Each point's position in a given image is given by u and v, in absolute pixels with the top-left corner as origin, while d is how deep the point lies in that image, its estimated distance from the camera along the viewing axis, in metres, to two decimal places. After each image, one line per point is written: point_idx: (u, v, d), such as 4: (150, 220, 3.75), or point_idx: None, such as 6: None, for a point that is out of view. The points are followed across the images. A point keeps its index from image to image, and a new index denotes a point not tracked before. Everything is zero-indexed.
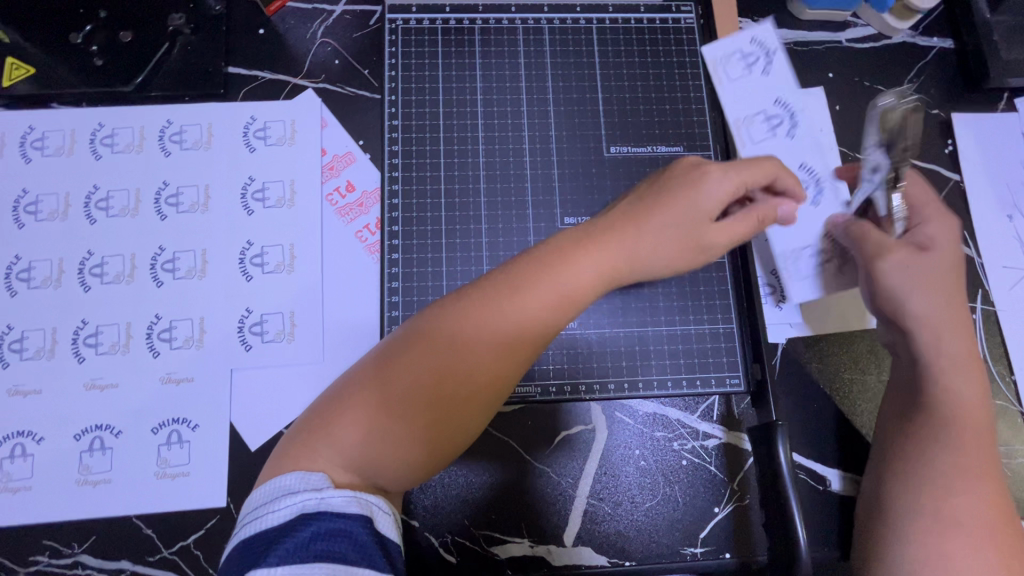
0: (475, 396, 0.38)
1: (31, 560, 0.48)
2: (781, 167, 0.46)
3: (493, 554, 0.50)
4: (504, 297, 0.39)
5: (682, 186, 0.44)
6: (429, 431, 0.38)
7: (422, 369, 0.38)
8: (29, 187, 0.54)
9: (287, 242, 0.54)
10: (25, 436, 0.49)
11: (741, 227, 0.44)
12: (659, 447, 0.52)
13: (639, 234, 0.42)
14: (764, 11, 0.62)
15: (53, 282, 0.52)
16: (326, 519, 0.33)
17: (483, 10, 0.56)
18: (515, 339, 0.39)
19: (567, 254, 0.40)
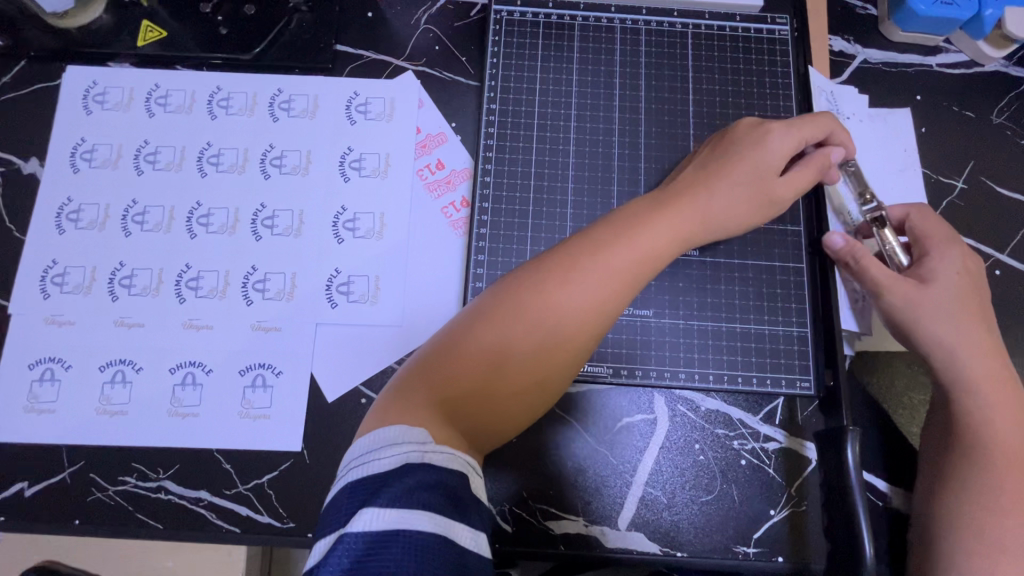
0: (560, 353, 0.40)
1: (119, 480, 0.51)
2: (834, 125, 0.50)
3: (548, 528, 0.51)
4: (582, 262, 0.41)
5: (746, 149, 0.47)
6: (516, 384, 0.40)
7: (511, 327, 0.40)
8: (150, 139, 0.59)
9: (379, 211, 0.57)
10: (125, 364, 0.53)
11: (806, 173, 0.48)
12: (719, 443, 0.52)
13: (706, 200, 0.45)
14: (855, 30, 0.63)
15: (164, 227, 0.56)
16: (429, 471, 0.34)
17: (584, 9, 0.59)
18: (596, 299, 0.40)
19: (642, 224, 0.42)
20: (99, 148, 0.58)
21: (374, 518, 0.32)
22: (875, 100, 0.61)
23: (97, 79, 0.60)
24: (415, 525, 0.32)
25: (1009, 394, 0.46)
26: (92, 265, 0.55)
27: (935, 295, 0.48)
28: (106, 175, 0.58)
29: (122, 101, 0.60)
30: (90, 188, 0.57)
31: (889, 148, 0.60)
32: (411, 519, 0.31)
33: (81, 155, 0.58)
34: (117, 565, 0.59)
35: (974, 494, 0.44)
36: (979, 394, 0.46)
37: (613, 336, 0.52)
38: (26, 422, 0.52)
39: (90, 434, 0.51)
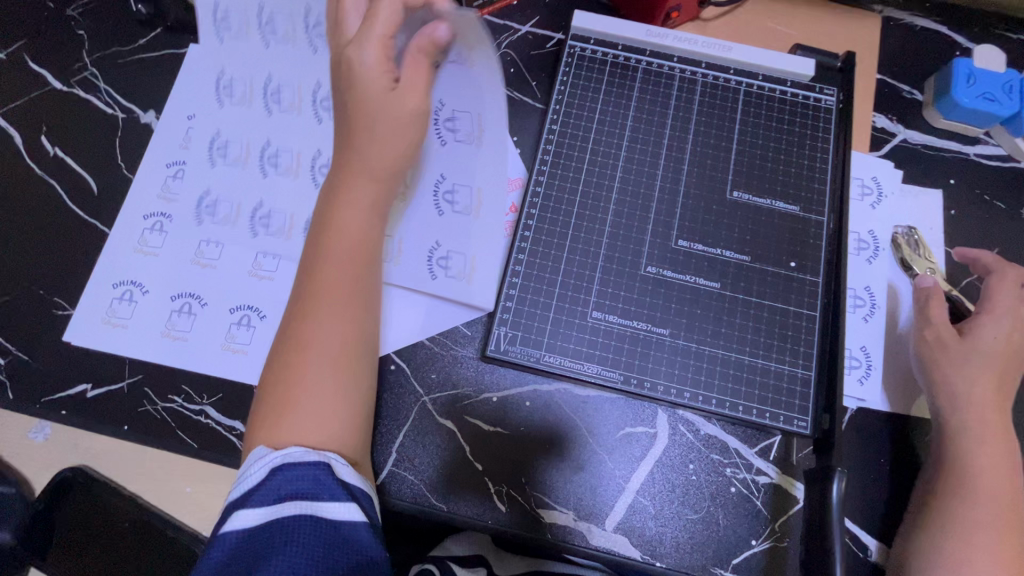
0: (353, 348, 0.47)
1: (168, 397, 0.57)
2: (348, 47, 0.52)
3: (538, 516, 0.55)
4: (308, 307, 0.47)
5: (369, 102, 0.51)
6: (330, 385, 0.45)
7: (292, 354, 0.46)
8: (273, 77, 0.67)
9: (476, 185, 0.61)
10: (193, 298, 0.60)
11: (374, 71, 0.51)
12: (712, 467, 0.56)
13: (373, 174, 0.51)
14: (899, 111, 0.68)
15: (294, 171, 0.64)
16: (288, 467, 0.41)
17: (649, 54, 0.64)
18: (341, 299, 0.48)
19: (332, 241, 0.49)
20: (237, 83, 0.67)
21: (241, 520, 0.40)
22: (909, 177, 0.65)
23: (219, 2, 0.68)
24: (284, 514, 0.40)
25: (1003, 451, 0.51)
26: (183, 207, 0.63)
27: (967, 349, 0.54)
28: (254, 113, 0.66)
29: (241, 30, 0.68)
30: (195, 141, 0.65)
31: (916, 221, 0.63)
32: (278, 510, 0.40)
33: (223, 90, 0.67)
34: (146, 479, 0.64)
35: (950, 525, 0.49)
36: (986, 451, 0.51)
37: (627, 347, 0.56)
38: (101, 333, 0.58)
39: (151, 353, 0.58)
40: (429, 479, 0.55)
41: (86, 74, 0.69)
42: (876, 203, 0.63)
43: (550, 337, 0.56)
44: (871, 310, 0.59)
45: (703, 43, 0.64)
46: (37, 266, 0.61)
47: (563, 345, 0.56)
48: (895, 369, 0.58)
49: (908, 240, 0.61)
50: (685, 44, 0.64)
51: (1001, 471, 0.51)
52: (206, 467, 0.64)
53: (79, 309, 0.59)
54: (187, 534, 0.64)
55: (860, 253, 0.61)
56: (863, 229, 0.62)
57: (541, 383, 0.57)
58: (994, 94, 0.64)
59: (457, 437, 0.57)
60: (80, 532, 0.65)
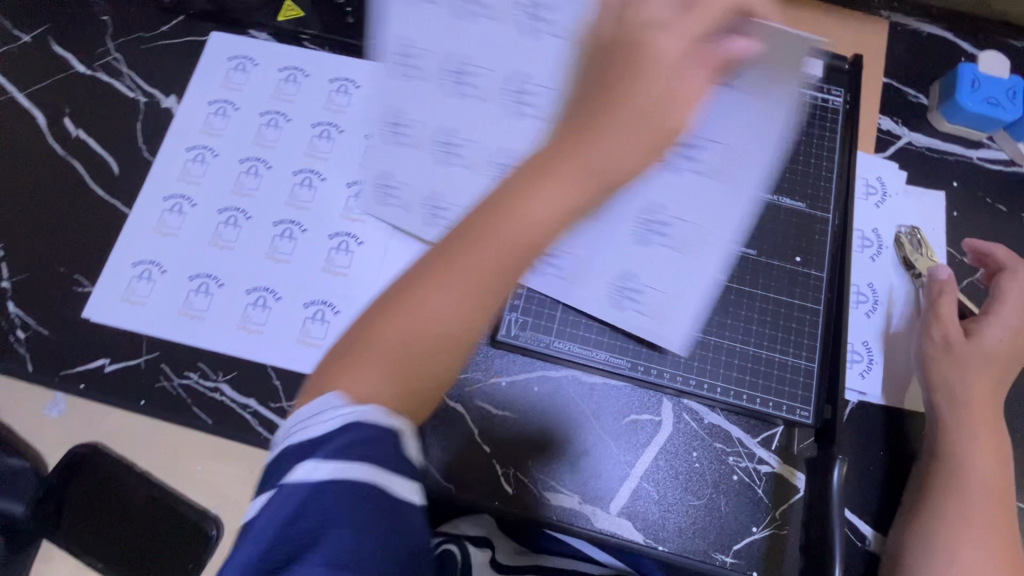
0: (444, 339, 0.41)
1: (184, 374, 0.58)
2: (649, 27, 0.43)
3: (545, 499, 0.56)
4: (444, 276, 0.41)
5: (647, 96, 0.43)
6: (431, 359, 0.41)
7: (413, 324, 0.40)
8: (418, 40, 0.59)
9: (695, 220, 0.56)
10: (210, 278, 0.61)
11: (650, 67, 0.43)
12: (714, 455, 0.57)
13: (600, 161, 0.41)
14: (904, 115, 0.69)
15: (422, 147, 0.61)
16: (366, 427, 0.37)
17: None
18: (487, 285, 0.40)
19: (508, 220, 0.40)
20: (419, 52, 0.59)
21: (310, 470, 0.35)
22: (913, 178, 0.67)
23: None
24: (355, 477, 0.35)
25: (995, 448, 0.53)
26: (202, 189, 0.64)
27: (971, 351, 0.55)
28: (415, 85, 0.60)
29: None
30: (217, 126, 0.66)
31: (919, 221, 0.64)
32: (346, 472, 0.35)
33: (367, 42, 0.60)
34: (157, 454, 0.66)
35: (941, 518, 0.51)
36: (980, 443, 0.53)
37: (635, 337, 0.58)
38: (120, 310, 0.60)
39: (169, 330, 0.59)
40: (439, 460, 0.57)
41: (110, 59, 0.70)
42: (880, 203, 0.64)
43: (560, 323, 0.58)
44: (874, 306, 0.61)
45: None
46: (58, 243, 0.62)
47: (573, 331, 0.58)
48: (896, 364, 0.59)
49: (910, 239, 0.63)
50: None
51: (992, 466, 0.52)
52: (218, 444, 0.66)
53: (99, 287, 0.60)
54: (196, 512, 0.65)
55: (864, 251, 0.63)
56: (867, 227, 0.64)
57: (549, 369, 0.59)
58: (997, 99, 0.65)
59: (466, 420, 0.58)
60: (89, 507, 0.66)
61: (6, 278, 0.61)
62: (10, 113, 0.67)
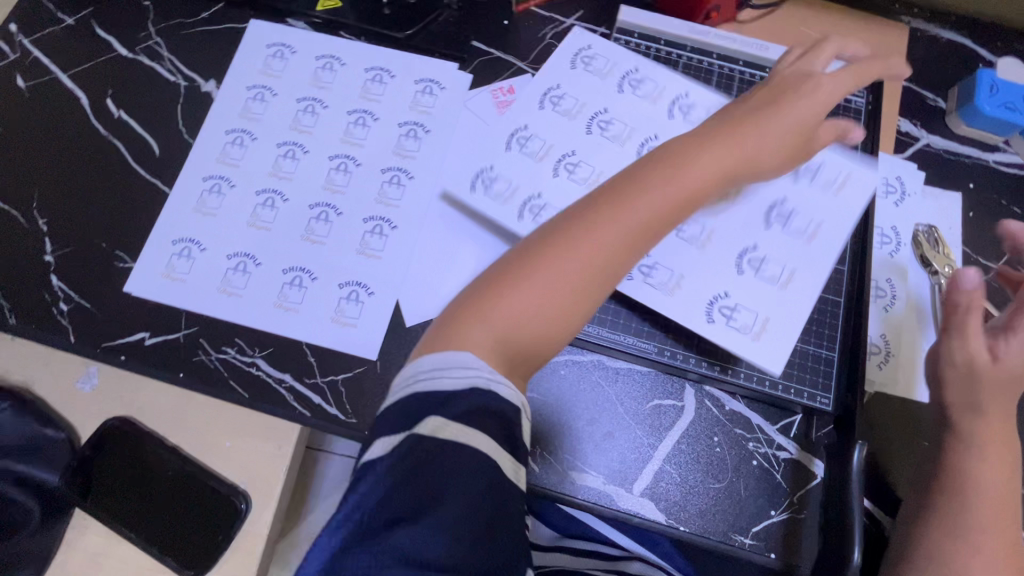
0: (596, 276, 0.44)
1: (222, 348, 0.60)
2: (813, 74, 0.54)
3: (572, 478, 0.58)
4: (592, 231, 0.45)
5: (789, 103, 0.52)
6: (560, 312, 0.44)
7: (562, 282, 0.44)
8: (563, 85, 0.67)
9: (795, 265, 0.60)
10: (249, 257, 0.63)
11: (826, 88, 0.53)
12: (735, 440, 0.59)
13: (754, 147, 0.49)
14: (923, 117, 0.71)
15: (540, 156, 0.64)
16: (497, 398, 0.41)
17: (690, 49, 0.69)
18: (631, 244, 0.45)
19: (662, 184, 0.46)
20: (567, 97, 0.66)
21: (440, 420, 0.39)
22: (931, 179, 0.68)
23: (591, 45, 0.68)
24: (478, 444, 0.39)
25: (1004, 455, 0.51)
26: (243, 171, 0.66)
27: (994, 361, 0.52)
28: (563, 121, 0.65)
29: (603, 69, 0.67)
30: (256, 111, 0.68)
31: (937, 220, 0.66)
32: (472, 435, 0.39)
33: (551, 98, 0.66)
34: (227, 424, 0.67)
35: (947, 531, 0.50)
36: (992, 457, 0.51)
37: (660, 326, 0.60)
38: (160, 285, 0.61)
39: (209, 306, 0.61)
40: None
41: (151, 43, 0.72)
42: (899, 201, 0.66)
43: None
44: (892, 300, 0.63)
45: (742, 42, 0.68)
46: (100, 219, 0.64)
47: (602, 317, 0.61)
48: (915, 358, 0.61)
49: (929, 237, 0.64)
50: (725, 42, 0.68)
51: (1005, 478, 0.51)
52: (249, 420, 0.68)
53: (140, 263, 0.62)
54: (227, 486, 0.67)
55: (883, 247, 0.65)
56: (885, 225, 0.66)
57: (577, 353, 0.61)
58: (1015, 104, 0.68)
59: None
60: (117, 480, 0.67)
61: (50, 252, 0.62)
62: (56, 93, 0.69)
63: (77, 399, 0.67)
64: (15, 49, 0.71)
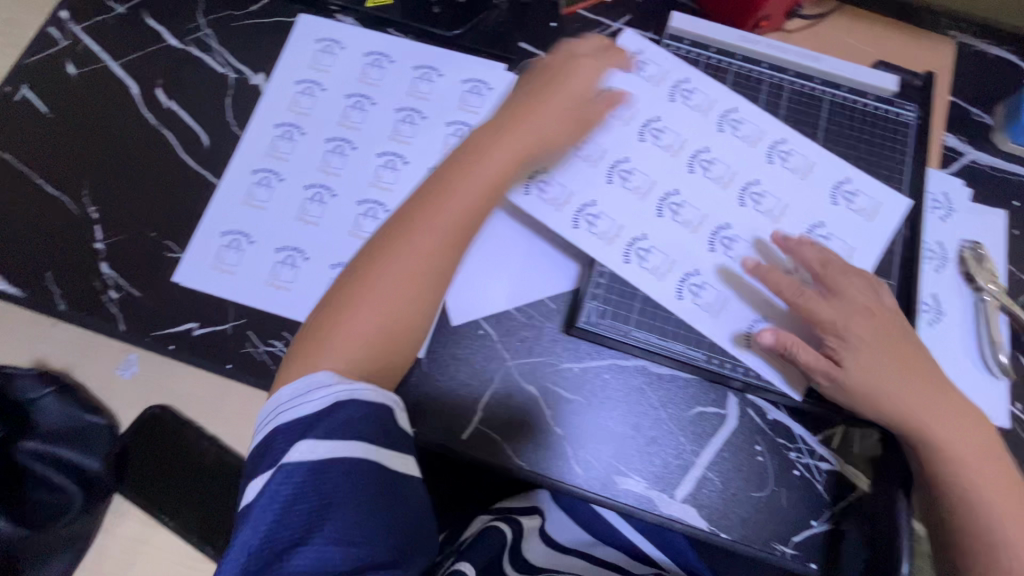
0: (429, 275, 0.53)
1: (269, 341, 0.61)
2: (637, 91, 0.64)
3: (615, 483, 0.58)
4: (412, 234, 0.53)
5: (560, 97, 0.60)
6: (401, 309, 0.52)
7: (400, 285, 0.52)
8: (616, 86, 0.65)
9: None
10: (297, 251, 0.63)
11: (586, 73, 0.61)
12: (777, 449, 0.59)
13: (538, 137, 0.58)
14: (969, 133, 0.71)
15: (592, 161, 0.62)
16: (361, 404, 0.46)
17: (740, 58, 0.67)
18: (448, 242, 0.53)
19: (467, 186, 0.55)
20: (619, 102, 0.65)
21: (303, 451, 0.44)
22: (976, 196, 0.68)
23: (643, 48, 0.66)
24: (350, 453, 0.45)
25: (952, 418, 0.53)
26: (290, 165, 0.66)
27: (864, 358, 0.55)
28: (617, 126, 0.64)
29: (655, 76, 0.65)
30: (305, 105, 0.68)
31: (982, 237, 0.66)
32: (341, 451, 0.44)
33: None
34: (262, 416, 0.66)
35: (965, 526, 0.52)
36: (966, 453, 0.53)
37: (711, 338, 0.59)
38: (209, 276, 0.62)
39: (257, 299, 0.61)
40: (510, 442, 0.59)
41: (201, 34, 0.72)
42: (945, 216, 0.66)
43: (637, 314, 0.60)
44: (938, 316, 0.63)
45: (795, 53, 0.67)
46: (150, 208, 0.64)
47: (650, 323, 0.60)
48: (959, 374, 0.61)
49: (973, 254, 0.64)
50: (776, 52, 0.67)
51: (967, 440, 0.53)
52: None
53: (188, 253, 0.62)
54: None
55: (928, 262, 0.65)
56: (931, 240, 0.65)
57: (621, 358, 0.61)
58: None
59: (540, 403, 0.60)
60: (158, 466, 0.68)
61: (100, 240, 0.63)
62: (106, 81, 0.69)
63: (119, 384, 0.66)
64: (67, 36, 0.71)
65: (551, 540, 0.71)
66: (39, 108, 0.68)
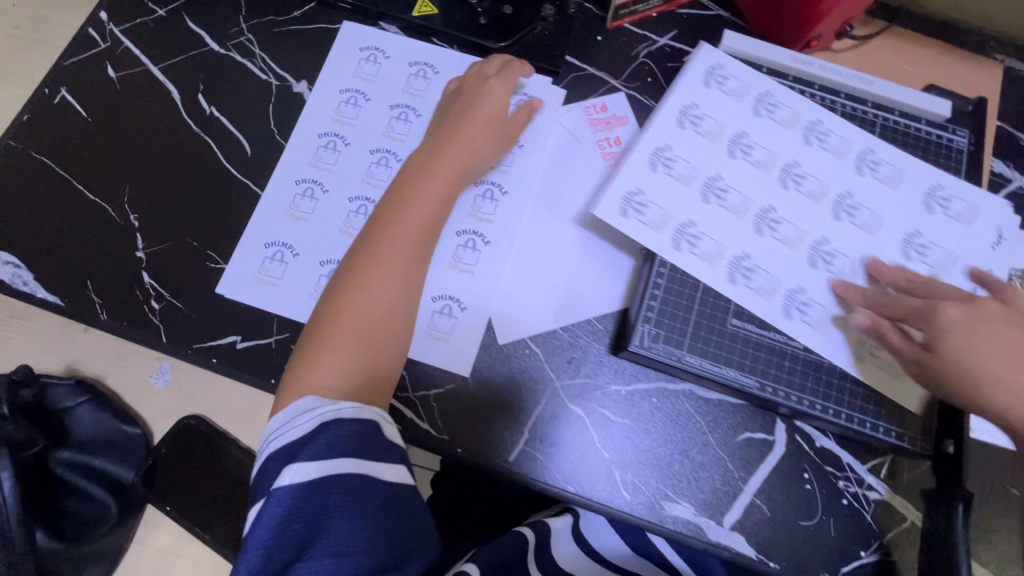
0: (400, 284, 0.55)
1: None
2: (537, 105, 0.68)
3: (662, 508, 0.57)
4: (379, 248, 0.55)
5: (479, 108, 0.64)
6: (377, 321, 0.53)
7: (374, 299, 0.54)
8: (699, 103, 0.64)
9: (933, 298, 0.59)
10: None
11: (499, 94, 0.65)
12: (825, 478, 0.59)
13: (469, 146, 0.62)
14: (1019, 159, 0.70)
15: (686, 179, 0.61)
16: (346, 420, 0.47)
17: (792, 79, 0.66)
18: (412, 251, 0.56)
19: (420, 197, 0.58)
20: (707, 117, 0.63)
21: (297, 472, 0.44)
22: None
23: (724, 62, 0.65)
24: (345, 468, 0.45)
25: None
26: (333, 176, 0.65)
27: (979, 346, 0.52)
28: (704, 144, 0.62)
29: (739, 90, 0.64)
30: (349, 115, 0.67)
31: None
32: (335, 467, 0.44)
33: (690, 116, 0.63)
34: None
35: None
36: None
37: (823, 360, 0.58)
38: (253, 288, 0.61)
39: (300, 313, 0.60)
40: (556, 465, 0.58)
41: (243, 39, 0.70)
42: None
43: (692, 338, 0.58)
44: None
45: (847, 75, 0.66)
46: (191, 216, 0.63)
47: (704, 348, 0.58)
48: None
49: None
50: (830, 74, 0.66)
51: None
52: None
53: (232, 264, 0.61)
54: None
55: None
56: None
57: (668, 382, 0.60)
58: None
59: (586, 426, 0.59)
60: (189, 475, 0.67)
61: (140, 249, 0.62)
62: (147, 85, 0.68)
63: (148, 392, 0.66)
64: (106, 38, 0.70)
65: (585, 543, 0.71)
66: (79, 112, 0.67)
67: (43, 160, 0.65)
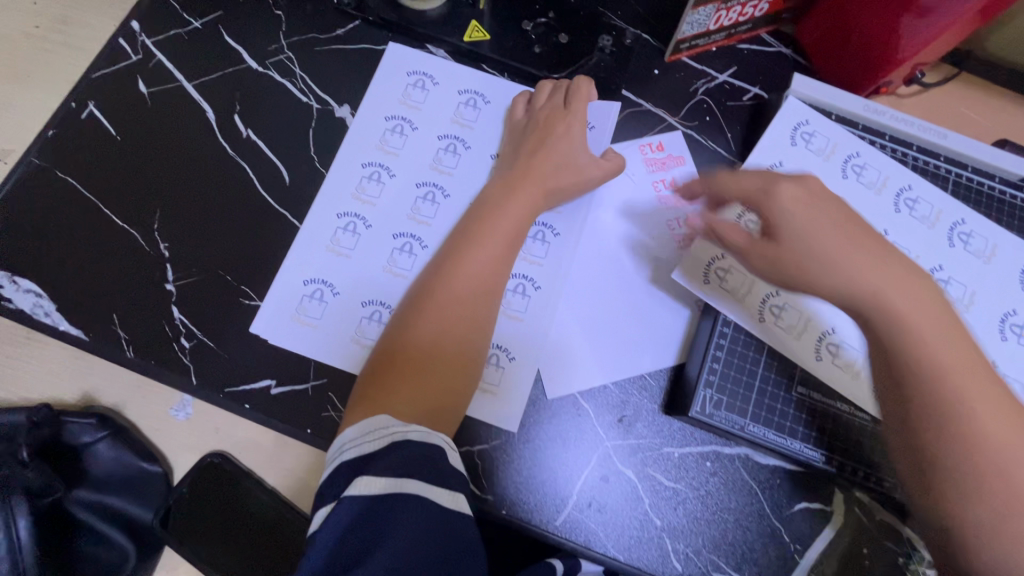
0: (474, 309, 0.53)
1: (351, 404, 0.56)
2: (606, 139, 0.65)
3: None
4: (456, 270, 0.54)
5: (558, 133, 0.61)
6: (450, 346, 0.51)
7: (448, 323, 0.52)
8: (785, 161, 0.61)
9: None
10: (384, 306, 0.59)
11: (576, 134, 0.61)
12: (886, 554, 0.56)
13: (547, 170, 0.59)
14: None
15: None
16: (412, 444, 0.45)
17: (862, 128, 0.63)
18: (489, 275, 0.54)
19: (497, 219, 0.56)
20: None
21: (366, 484, 0.42)
22: None
23: (810, 119, 0.62)
24: (410, 488, 0.42)
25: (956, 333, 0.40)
26: (379, 209, 0.62)
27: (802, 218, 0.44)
28: None
29: (825, 149, 0.61)
30: (394, 144, 0.64)
31: None
32: (398, 485, 0.42)
33: None
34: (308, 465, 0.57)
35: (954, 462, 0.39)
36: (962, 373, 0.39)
37: None
38: (290, 329, 0.58)
39: (340, 357, 0.57)
40: (605, 529, 0.55)
41: (282, 58, 0.67)
42: None
43: (756, 406, 0.55)
44: None
45: (921, 126, 0.63)
46: (226, 246, 0.60)
47: (767, 415, 0.55)
48: None
49: None
50: (902, 125, 0.63)
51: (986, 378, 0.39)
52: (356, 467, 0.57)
53: (268, 303, 0.58)
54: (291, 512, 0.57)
55: None
56: None
57: (724, 447, 0.57)
58: None
59: (638, 487, 0.56)
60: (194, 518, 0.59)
61: (171, 281, 0.59)
62: (181, 104, 0.64)
63: (169, 426, 0.58)
64: (137, 50, 0.66)
65: None
66: (108, 130, 0.63)
67: (69, 181, 0.62)
